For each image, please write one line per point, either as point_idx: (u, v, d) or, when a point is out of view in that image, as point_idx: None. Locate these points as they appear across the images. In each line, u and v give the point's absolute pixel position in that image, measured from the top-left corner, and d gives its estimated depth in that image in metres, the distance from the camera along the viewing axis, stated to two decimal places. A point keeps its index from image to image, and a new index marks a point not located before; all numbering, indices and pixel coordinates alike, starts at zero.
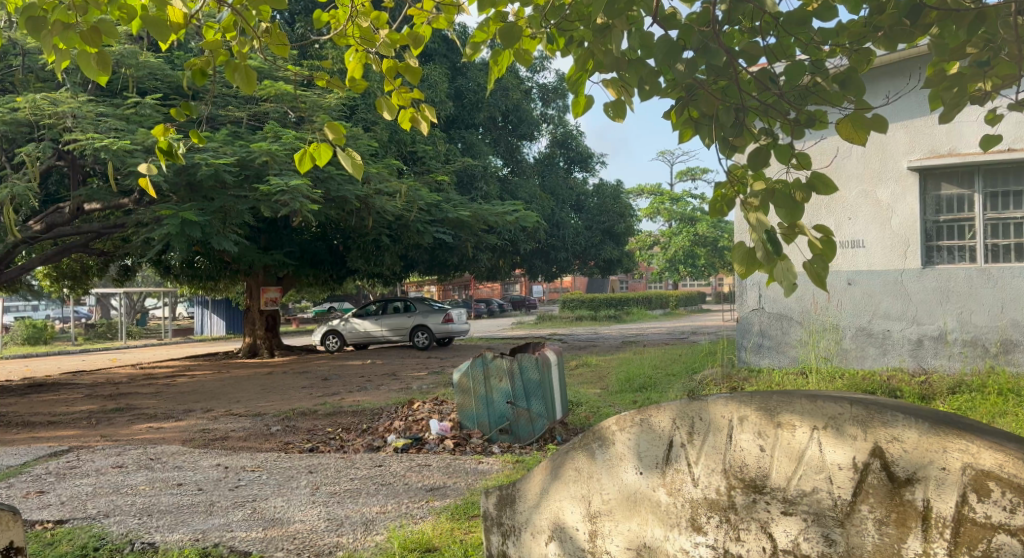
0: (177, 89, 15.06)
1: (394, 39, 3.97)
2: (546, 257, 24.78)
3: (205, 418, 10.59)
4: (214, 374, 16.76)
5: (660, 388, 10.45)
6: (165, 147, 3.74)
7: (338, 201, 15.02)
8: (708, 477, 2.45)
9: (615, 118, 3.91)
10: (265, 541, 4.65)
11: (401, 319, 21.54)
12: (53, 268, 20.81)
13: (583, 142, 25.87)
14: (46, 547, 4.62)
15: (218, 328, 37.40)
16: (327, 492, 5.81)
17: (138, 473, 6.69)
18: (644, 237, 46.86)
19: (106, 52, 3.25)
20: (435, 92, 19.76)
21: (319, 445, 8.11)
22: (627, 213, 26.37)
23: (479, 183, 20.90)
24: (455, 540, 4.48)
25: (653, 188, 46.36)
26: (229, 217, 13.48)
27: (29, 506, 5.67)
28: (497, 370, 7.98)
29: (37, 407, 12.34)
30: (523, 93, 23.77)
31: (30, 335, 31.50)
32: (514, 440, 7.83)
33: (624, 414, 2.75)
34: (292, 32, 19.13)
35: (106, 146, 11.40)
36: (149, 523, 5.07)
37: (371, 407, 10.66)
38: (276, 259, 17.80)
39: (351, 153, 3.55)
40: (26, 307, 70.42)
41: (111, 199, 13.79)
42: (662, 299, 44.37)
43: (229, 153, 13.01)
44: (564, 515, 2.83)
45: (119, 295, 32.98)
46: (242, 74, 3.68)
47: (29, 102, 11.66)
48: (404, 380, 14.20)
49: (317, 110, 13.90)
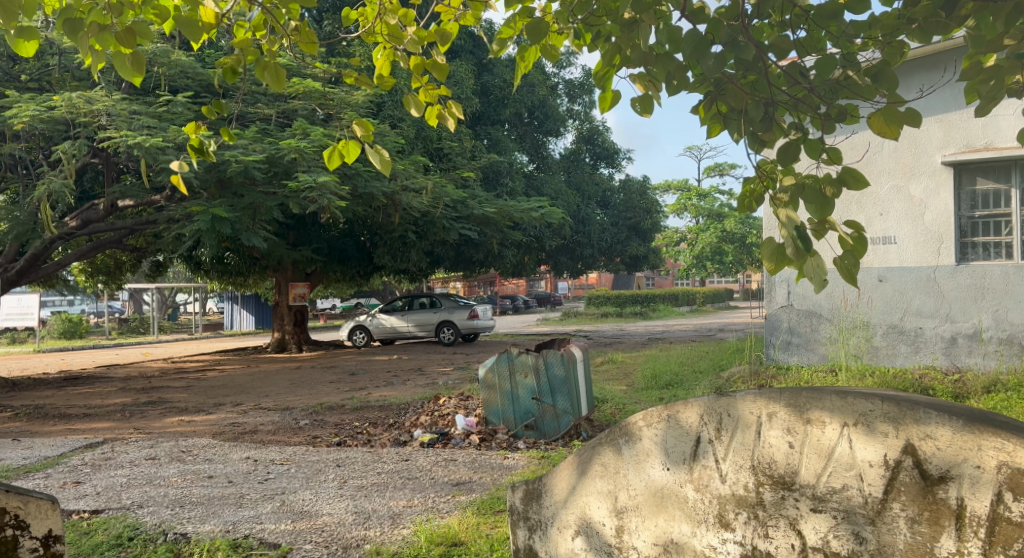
0: (208, 88, 15.13)
1: (421, 36, 4.00)
2: (571, 253, 24.70)
3: (234, 412, 10.72)
4: (242, 368, 17.04)
5: (687, 386, 10.41)
6: (196, 145, 3.80)
7: (365, 197, 15.16)
8: (735, 474, 2.44)
9: (642, 112, 3.89)
10: (294, 533, 4.72)
11: (427, 315, 21.62)
12: (88, 264, 21.27)
13: (609, 138, 25.72)
14: (82, 536, 4.73)
15: (247, 323, 37.84)
16: (355, 486, 5.87)
17: (170, 465, 6.82)
18: (671, 234, 46.93)
19: (140, 52, 3.33)
20: (462, 88, 19.84)
21: (346, 438, 8.20)
22: (654, 209, 26.19)
23: (505, 179, 20.90)
24: (481, 534, 4.51)
25: (680, 184, 45.83)
26: (258, 214, 13.67)
27: (65, 496, 5.78)
28: (522, 366, 7.98)
29: (72, 400, 12.62)
30: (548, 89, 23.76)
31: (66, 329, 32.13)
32: (539, 436, 7.84)
33: (650, 410, 2.74)
34: (320, 30, 19.35)
35: (139, 143, 11.57)
36: (181, 514, 5.17)
37: (397, 402, 10.72)
38: (304, 255, 17.97)
39: (379, 150, 3.57)
40: (63, 302, 71.90)
41: (142, 196, 14.02)
42: (688, 296, 44.09)
43: (258, 150, 13.11)
44: (591, 511, 2.83)
45: (152, 291, 33.53)
46: (271, 72, 3.74)
47: (65, 100, 11.85)
48: (429, 376, 14.25)
49: (345, 106, 14.05)
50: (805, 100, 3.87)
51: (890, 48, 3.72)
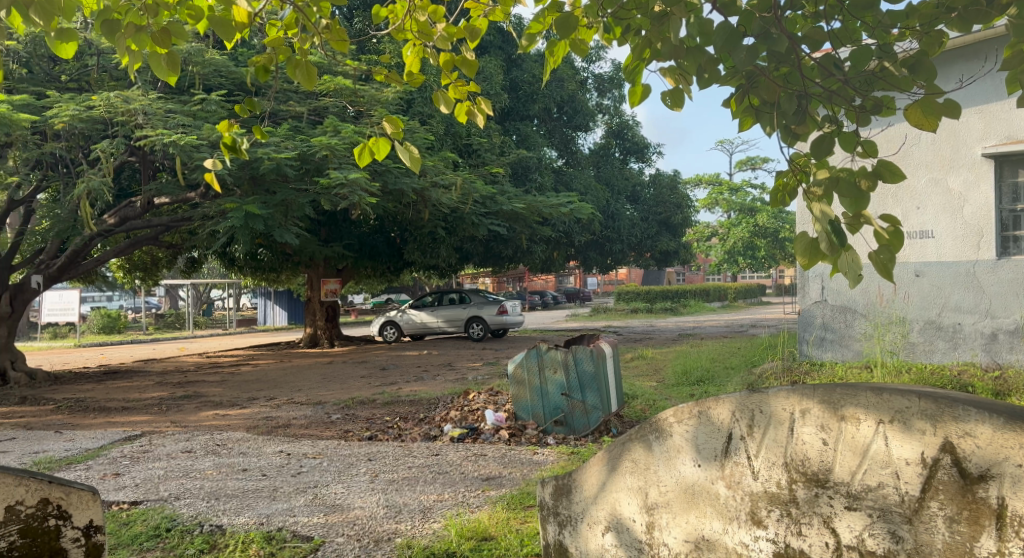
0: (241, 86, 15.33)
1: (451, 32, 4.01)
2: (600, 249, 24.60)
3: (267, 406, 10.88)
4: (275, 363, 17.28)
5: (718, 382, 10.33)
6: (229, 142, 3.86)
7: (395, 194, 15.25)
8: (768, 470, 2.42)
9: (672, 106, 3.86)
10: (326, 526, 4.78)
11: (456, 311, 21.73)
12: (126, 260, 21.71)
13: (639, 132, 25.57)
14: (122, 527, 4.85)
15: (280, 319, 38.34)
16: (386, 480, 5.93)
17: (206, 458, 6.95)
18: (702, 229, 46.53)
19: (175, 53, 3.40)
20: (490, 84, 19.86)
21: (377, 433, 8.26)
22: (684, 204, 25.94)
23: (534, 174, 20.88)
24: (511, 529, 4.53)
25: (711, 178, 45.38)
26: (291, 210, 13.84)
27: (106, 487, 5.92)
28: (551, 362, 7.98)
29: (112, 394, 12.90)
30: (578, 83, 23.66)
31: (106, 324, 32.85)
32: (568, 432, 7.83)
33: (681, 406, 2.71)
34: (351, 28, 19.49)
35: (174, 141, 11.75)
36: (217, 506, 5.27)
37: (427, 397, 10.79)
38: (335, 251, 18.14)
39: (409, 147, 3.59)
40: (102, 298, 73.63)
41: (177, 193, 14.26)
42: (719, 292, 43.70)
43: (290, 147, 13.23)
44: (621, 507, 2.83)
45: (187, 286, 34.14)
46: (302, 70, 3.78)
47: (104, 99, 12.08)
48: (459, 371, 14.32)
49: (375, 104, 14.14)
50: (839, 92, 3.80)
51: (927, 38, 3.63)
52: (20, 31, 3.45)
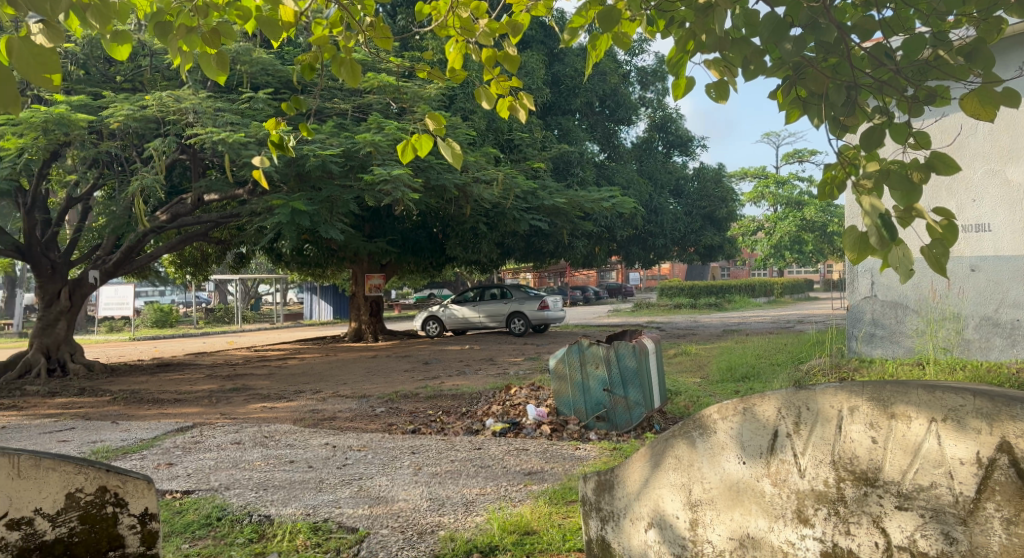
0: (287, 84, 15.58)
1: (494, 28, 4.01)
2: (643, 243, 24.39)
3: (313, 399, 11.07)
4: (320, 357, 17.56)
5: (764, 378, 10.18)
6: (276, 140, 3.94)
7: (437, 189, 15.34)
8: (814, 469, 2.38)
9: (717, 99, 3.81)
10: (371, 518, 4.85)
11: (498, 306, 21.79)
12: (177, 256, 22.29)
13: (683, 125, 25.27)
14: (176, 515, 4.99)
15: (325, 313, 38.93)
16: (429, 473, 5.99)
17: (254, 449, 7.11)
18: (748, 223, 45.81)
19: (225, 52, 3.48)
20: (532, 79, 19.84)
21: (420, 426, 8.35)
22: (730, 198, 25.55)
23: (576, 169, 20.81)
24: (554, 524, 4.54)
25: (757, 171, 44.60)
26: (336, 207, 14.04)
27: (160, 476, 6.11)
28: (593, 357, 7.95)
29: (164, 386, 13.27)
30: (621, 77, 23.47)
31: (159, 318, 33.79)
32: (611, 427, 7.80)
33: (725, 402, 2.68)
34: (394, 25, 19.67)
35: (223, 139, 11.99)
36: (265, 497, 5.39)
37: (470, 391, 10.86)
38: (378, 246, 18.33)
39: (451, 143, 3.61)
40: (156, 293, 75.72)
41: (226, 190, 14.58)
42: (765, 287, 42.98)
43: (335, 144, 13.39)
44: (664, 504, 2.82)
45: (236, 282, 34.90)
46: (347, 68, 3.83)
47: (156, 99, 12.40)
48: (501, 366, 14.37)
49: (418, 100, 14.24)
50: (890, 82, 3.70)
51: (985, 25, 3.50)
52: (77, 34, 3.56)
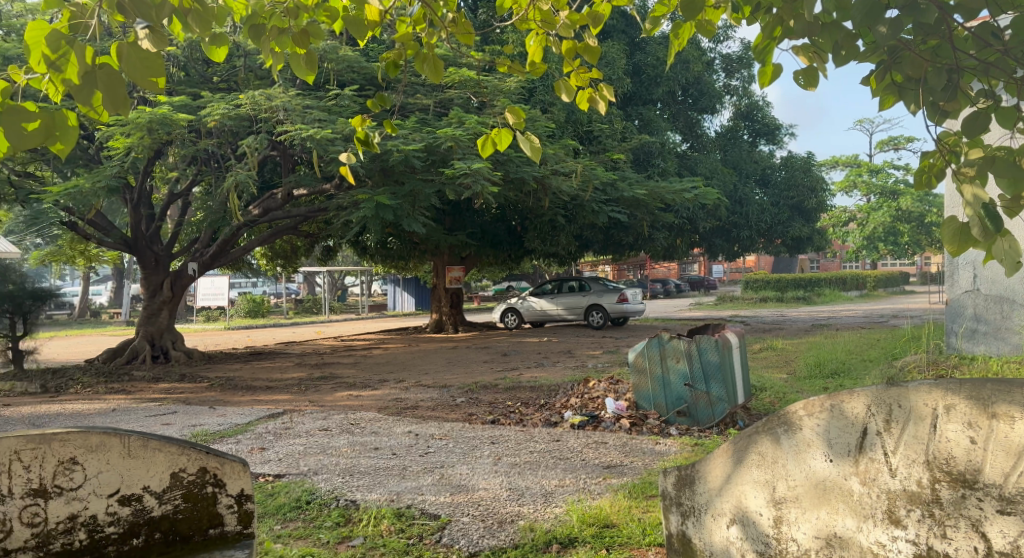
0: (372, 80, 15.92)
1: (574, 20, 4.01)
2: (727, 235, 23.82)
3: (396, 388, 11.34)
4: (403, 347, 17.96)
5: (855, 375, 9.81)
6: (362, 136, 4.05)
7: (516, 182, 15.41)
8: (908, 469, 2.30)
9: (806, 86, 3.70)
10: (452, 506, 4.95)
11: (577, 298, 21.75)
12: (269, 249, 23.19)
13: (770, 113, 24.54)
14: (268, 498, 5.22)
15: (408, 305, 39.74)
16: (509, 463, 6.06)
17: (341, 436, 7.35)
18: (838, 213, 44.11)
19: (313, 52, 3.61)
20: (613, 69, 19.64)
21: (499, 417, 8.44)
22: (820, 187, 24.66)
23: (657, 160, 20.50)
24: (633, 518, 4.52)
25: (849, 160, 42.87)
26: (418, 201, 14.30)
27: (253, 460, 6.40)
28: (674, 351, 7.84)
29: (257, 373, 13.87)
30: (704, 65, 22.96)
31: (251, 309, 35.24)
32: (692, 423, 7.69)
33: (811, 398, 2.60)
34: (475, 19, 19.83)
35: (311, 136, 12.37)
36: (351, 482, 5.57)
37: (549, 383, 10.90)
38: (458, 239, 18.58)
39: (530, 137, 3.62)
40: (248, 284, 78.89)
41: (314, 184, 15.08)
42: (857, 280, 41.32)
43: (417, 139, 13.57)
44: (747, 500, 2.77)
45: (323, 274, 36.01)
46: (429, 64, 3.92)
47: (249, 98, 12.90)
48: (579, 359, 14.35)
49: (497, 93, 14.34)
50: (996, 64, 3.50)
51: None
52: (179, 39, 3.75)
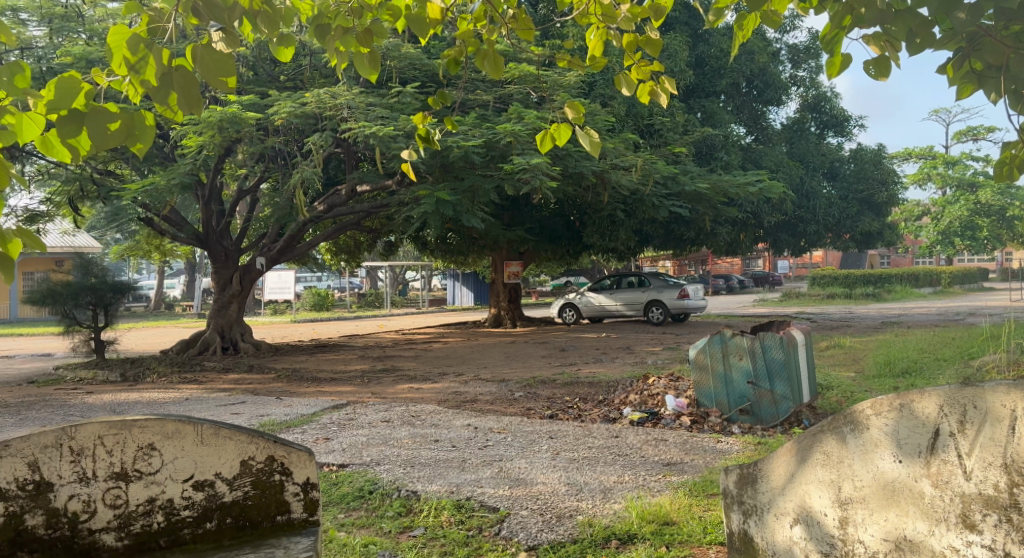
0: (433, 77, 16.11)
1: (635, 13, 3.98)
2: (793, 230, 23.25)
3: (456, 381, 11.47)
4: (463, 341, 18.13)
5: (927, 375, 9.48)
6: (424, 133, 4.11)
7: (575, 177, 15.37)
8: (983, 471, 2.23)
9: (876, 76, 3.59)
10: (511, 499, 4.98)
11: (637, 294, 21.56)
12: (333, 244, 23.71)
13: (839, 104, 23.85)
14: (332, 486, 5.36)
15: (467, 300, 40.08)
16: (567, 458, 6.07)
17: (402, 427, 7.48)
18: (911, 207, 42.56)
19: (376, 51, 3.67)
20: (675, 62, 19.37)
21: (558, 412, 8.45)
22: (891, 180, 23.86)
23: (720, 153, 20.14)
24: (694, 516, 4.48)
25: (923, 151, 41.31)
26: (477, 196, 14.42)
27: (318, 449, 6.57)
28: (736, 348, 7.71)
29: (321, 365, 14.22)
30: (770, 55, 22.44)
31: (316, 302, 36.08)
32: (755, 421, 7.56)
33: (879, 397, 2.53)
34: (536, 13, 19.82)
35: (374, 133, 12.57)
36: (412, 473, 5.67)
37: (607, 379, 10.87)
38: (517, 234, 18.65)
39: (590, 132, 3.62)
40: (313, 279, 80.77)
41: (377, 181, 15.34)
42: (931, 277, 39.82)
43: (477, 135, 13.62)
44: (812, 500, 2.72)
45: (385, 269, 36.61)
46: (490, 61, 3.94)
47: (315, 96, 13.19)
48: (639, 355, 14.24)
49: (557, 87, 14.32)
50: None
51: None
52: (248, 40, 3.87)
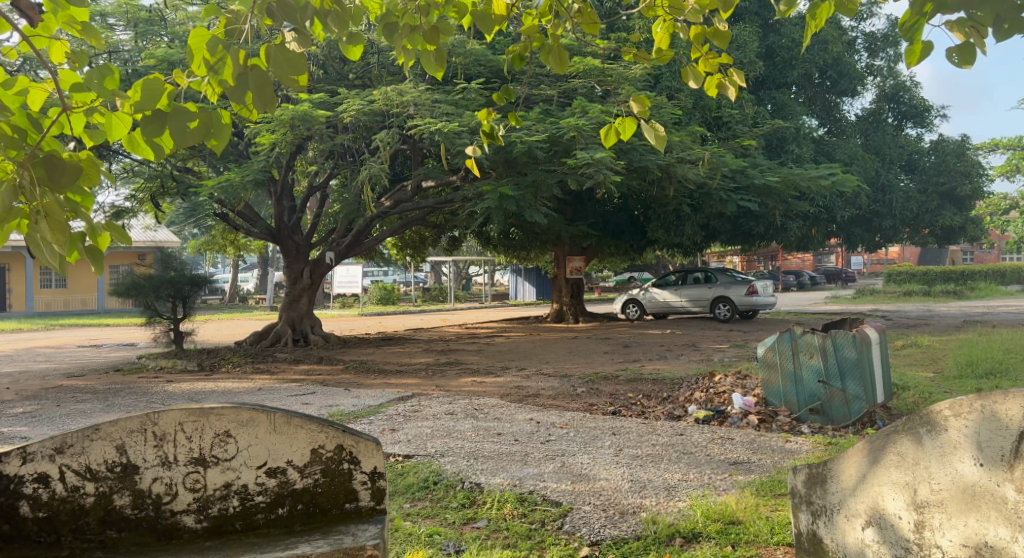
0: (498, 73, 16.18)
1: (704, 4, 3.92)
2: (868, 225, 22.48)
3: (519, 376, 11.53)
4: (526, 336, 18.19)
5: (1012, 376, 9.06)
6: (488, 127, 4.14)
7: (640, 171, 15.22)
8: None
9: (960, 64, 3.44)
10: (574, 494, 4.99)
11: (702, 290, 21.23)
12: (399, 239, 24.09)
13: (918, 94, 22.94)
14: (398, 477, 5.46)
15: (530, 295, 40.16)
16: (631, 455, 6.03)
17: (465, 420, 7.57)
18: (996, 201, 40.59)
19: (442, 48, 3.72)
20: (744, 53, 18.94)
21: (621, 408, 8.41)
22: (974, 172, 22.83)
23: (791, 146, 19.61)
24: (761, 516, 4.40)
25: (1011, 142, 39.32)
26: (541, 191, 14.43)
27: (385, 440, 6.72)
28: (807, 346, 7.52)
29: (387, 358, 14.49)
30: (845, 44, 21.72)
31: (382, 296, 36.73)
32: (826, 421, 7.37)
33: (960, 398, 2.45)
34: (602, 6, 19.65)
35: (439, 129, 12.71)
36: (475, 465, 5.74)
37: (672, 376, 10.75)
38: (580, 230, 18.59)
39: (655, 126, 3.58)
40: (379, 273, 82.14)
41: (441, 176, 15.51)
42: (1018, 274, 37.90)
43: (541, 130, 13.61)
44: (885, 502, 2.64)
45: (449, 263, 36.98)
46: (554, 56, 3.94)
47: (382, 94, 13.41)
48: (704, 352, 14.02)
49: (623, 81, 14.19)
50: None
51: None
52: (320, 39, 3.97)
